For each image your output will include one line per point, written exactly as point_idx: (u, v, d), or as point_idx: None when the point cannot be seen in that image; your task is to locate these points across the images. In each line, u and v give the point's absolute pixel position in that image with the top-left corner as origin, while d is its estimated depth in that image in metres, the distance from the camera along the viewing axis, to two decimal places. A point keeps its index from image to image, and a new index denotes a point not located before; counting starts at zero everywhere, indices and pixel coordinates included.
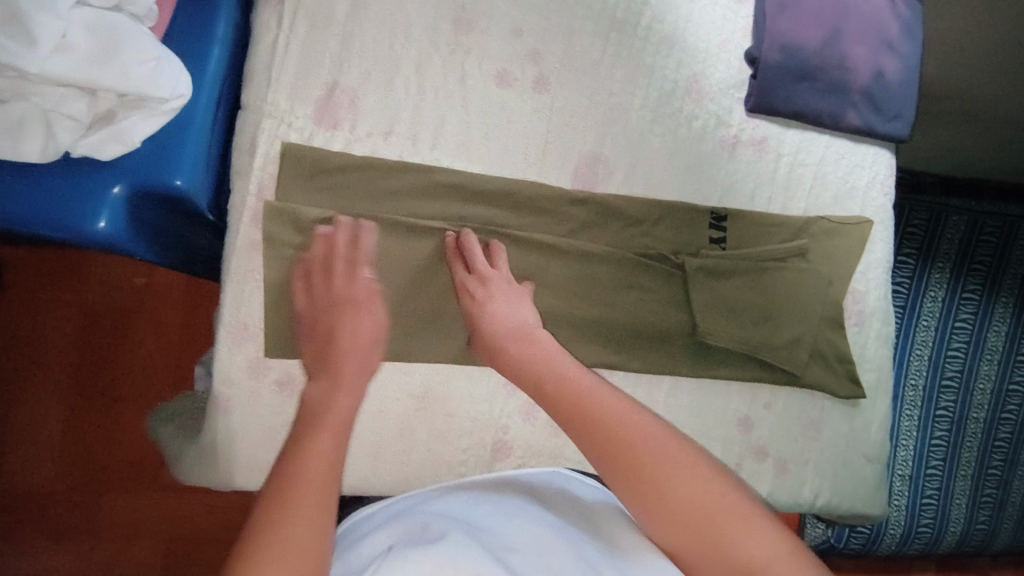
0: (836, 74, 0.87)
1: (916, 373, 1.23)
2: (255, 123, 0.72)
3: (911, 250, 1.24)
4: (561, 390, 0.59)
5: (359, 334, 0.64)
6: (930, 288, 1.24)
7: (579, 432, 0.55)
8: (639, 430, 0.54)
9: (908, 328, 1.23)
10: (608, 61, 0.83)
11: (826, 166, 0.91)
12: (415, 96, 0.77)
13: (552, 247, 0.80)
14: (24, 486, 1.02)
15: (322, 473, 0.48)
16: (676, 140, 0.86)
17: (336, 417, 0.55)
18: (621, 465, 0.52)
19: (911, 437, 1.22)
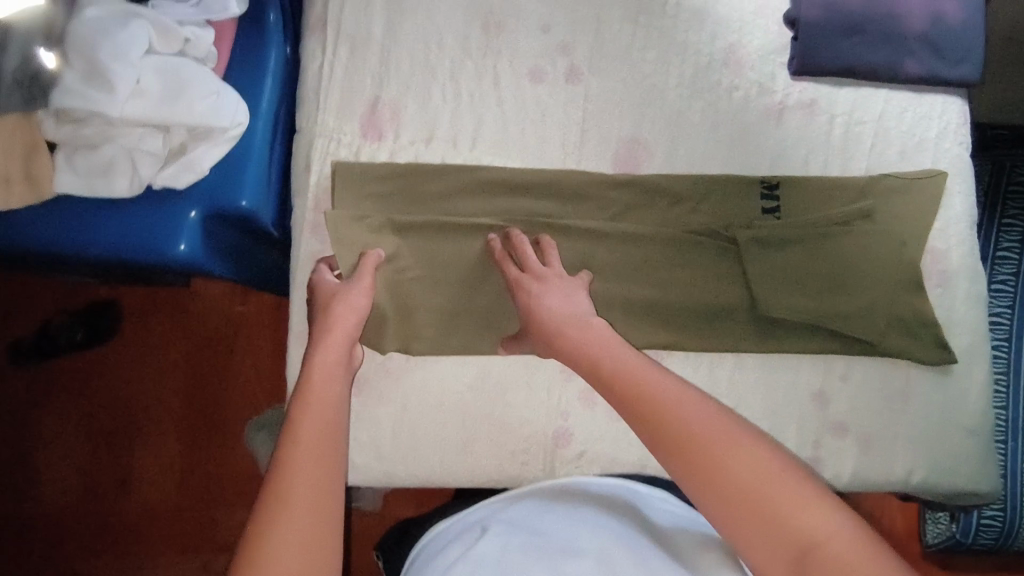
0: (887, 24, 0.83)
1: None
2: (308, 144, 0.78)
3: (1019, 210, 1.11)
4: (612, 371, 0.61)
5: (353, 308, 0.68)
6: None
7: (630, 410, 0.57)
8: (687, 409, 0.54)
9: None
10: (639, 45, 0.84)
11: (887, 121, 0.86)
12: (452, 101, 0.81)
13: (597, 232, 0.80)
14: (151, 503, 1.14)
15: (316, 463, 0.52)
16: (717, 114, 0.84)
17: (323, 404, 0.58)
18: (666, 442, 0.53)
19: None
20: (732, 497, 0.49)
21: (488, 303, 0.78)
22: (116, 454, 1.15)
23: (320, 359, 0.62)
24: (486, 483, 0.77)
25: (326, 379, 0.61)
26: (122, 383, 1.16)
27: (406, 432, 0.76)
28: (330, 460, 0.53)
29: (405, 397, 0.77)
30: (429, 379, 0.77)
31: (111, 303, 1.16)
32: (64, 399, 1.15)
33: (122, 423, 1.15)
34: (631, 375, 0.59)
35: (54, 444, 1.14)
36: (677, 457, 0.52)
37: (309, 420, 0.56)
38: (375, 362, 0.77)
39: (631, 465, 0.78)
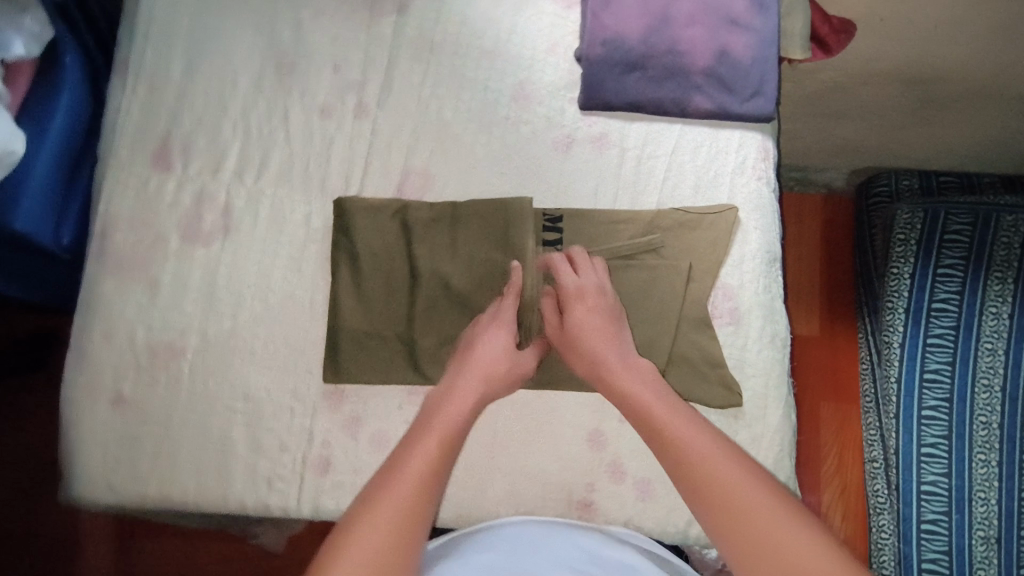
0: (670, 60, 0.83)
1: (986, 406, 1.12)
2: (103, 173, 0.84)
3: (956, 260, 1.16)
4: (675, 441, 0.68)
5: (489, 341, 0.77)
6: (989, 303, 1.13)
7: (676, 471, 0.67)
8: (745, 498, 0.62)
9: (968, 354, 1.13)
10: (429, 82, 0.87)
11: (681, 155, 0.85)
12: (241, 135, 0.85)
13: (371, 264, 0.82)
14: (58, 528, 1.11)
15: (411, 490, 0.67)
16: (503, 146, 0.85)
17: (440, 423, 0.73)
18: (711, 506, 0.63)
19: (990, 470, 1.10)
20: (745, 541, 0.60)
21: (256, 330, 0.81)
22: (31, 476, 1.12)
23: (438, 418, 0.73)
24: (243, 510, 0.78)
25: (458, 405, 0.74)
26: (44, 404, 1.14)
27: (166, 452, 0.79)
28: (425, 492, 0.67)
29: (170, 418, 0.79)
30: (196, 401, 0.79)
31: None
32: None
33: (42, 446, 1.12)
34: (697, 450, 0.67)
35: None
36: (716, 514, 0.63)
37: (409, 459, 0.69)
38: (142, 382, 0.80)
39: None
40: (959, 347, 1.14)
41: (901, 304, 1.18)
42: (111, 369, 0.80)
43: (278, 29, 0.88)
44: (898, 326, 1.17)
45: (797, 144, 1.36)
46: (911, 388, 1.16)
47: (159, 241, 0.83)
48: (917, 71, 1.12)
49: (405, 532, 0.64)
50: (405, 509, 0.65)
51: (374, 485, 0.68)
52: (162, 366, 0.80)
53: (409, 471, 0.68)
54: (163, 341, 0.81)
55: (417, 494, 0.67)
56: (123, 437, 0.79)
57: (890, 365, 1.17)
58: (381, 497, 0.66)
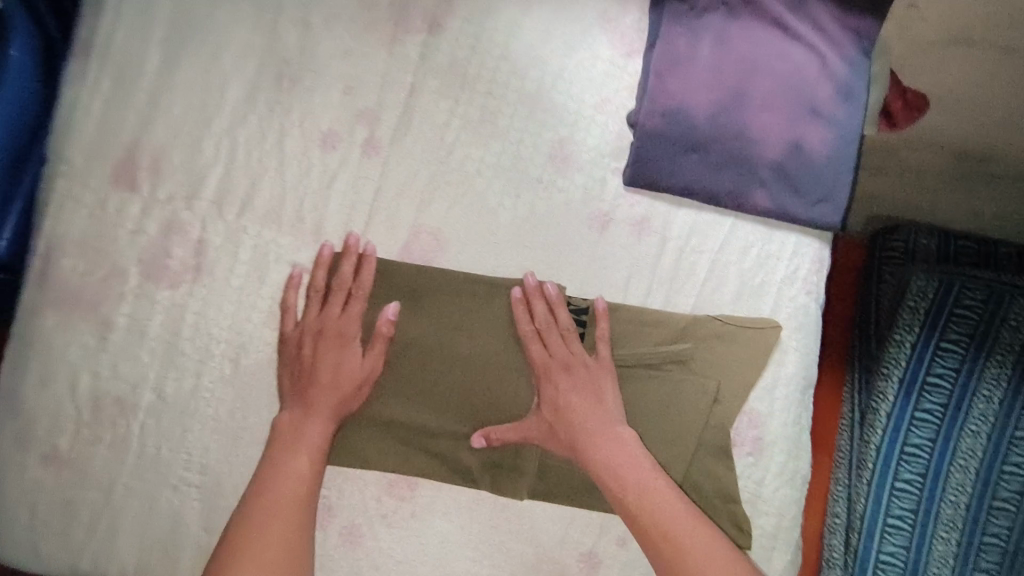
0: (735, 146, 0.72)
1: (956, 490, 0.94)
2: (51, 182, 0.70)
3: (960, 336, 0.96)
4: (634, 491, 0.68)
5: (343, 369, 0.70)
6: (982, 387, 0.94)
7: (650, 541, 0.67)
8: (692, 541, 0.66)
9: (952, 434, 0.95)
10: (455, 124, 0.74)
11: (728, 254, 0.75)
12: (225, 158, 0.72)
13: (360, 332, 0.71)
14: None
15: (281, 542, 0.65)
16: (530, 215, 0.74)
17: (303, 450, 0.68)
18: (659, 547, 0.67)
19: (947, 561, 0.94)
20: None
21: (222, 394, 0.71)
22: None
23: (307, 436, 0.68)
24: None
25: (318, 430, 0.69)
26: None
27: (104, 524, 0.69)
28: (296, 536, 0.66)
29: (111, 483, 0.69)
30: (145, 467, 0.69)
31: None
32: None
33: None
34: (672, 523, 0.67)
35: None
36: None
37: (275, 506, 0.66)
38: (83, 438, 0.69)
39: None
40: (945, 427, 0.95)
41: (897, 373, 0.98)
42: (46, 419, 0.69)
43: (281, 30, 0.73)
44: (888, 394, 0.98)
45: None
46: (889, 457, 0.97)
47: (115, 274, 0.70)
48: (980, 145, 0.99)
49: None
50: (289, 534, 0.65)
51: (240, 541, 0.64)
52: (108, 423, 0.69)
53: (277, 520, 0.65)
54: (110, 394, 0.70)
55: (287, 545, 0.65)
56: (55, 498, 0.68)
57: (872, 431, 0.98)
58: (253, 554, 0.64)
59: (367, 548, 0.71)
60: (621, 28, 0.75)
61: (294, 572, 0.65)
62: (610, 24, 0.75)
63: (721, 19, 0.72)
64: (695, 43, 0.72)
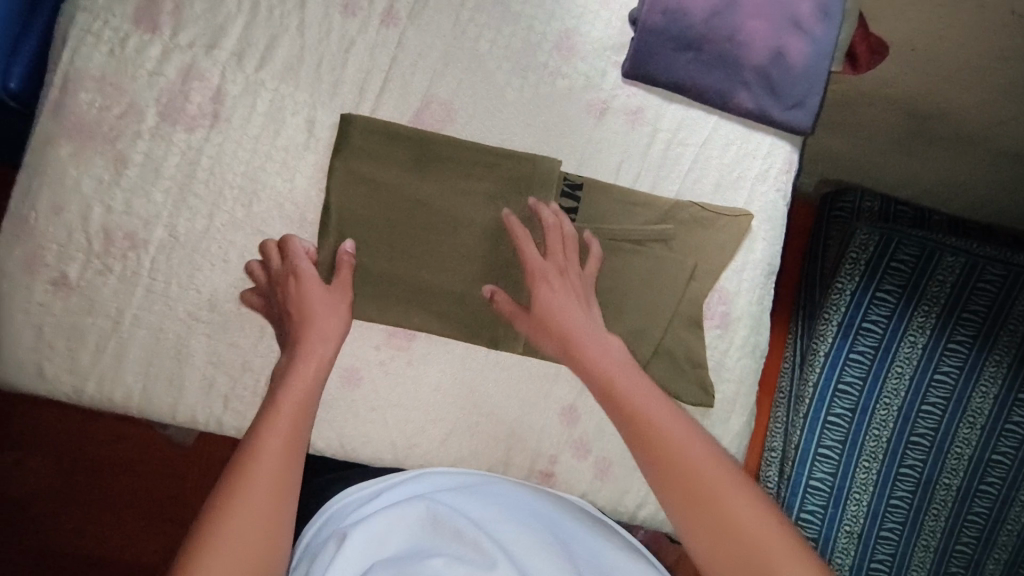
0: (726, 47, 0.79)
1: (880, 424, 1.04)
2: (69, 16, 0.71)
3: (893, 286, 1.04)
4: (623, 378, 0.67)
5: (303, 301, 0.69)
6: (909, 332, 1.03)
7: (630, 434, 0.62)
8: (685, 448, 0.59)
9: (879, 374, 1.04)
10: (471, 4, 0.78)
11: (711, 149, 0.83)
12: (247, 12, 0.74)
13: (377, 190, 0.75)
14: None
15: (272, 478, 0.57)
16: (536, 98, 0.79)
17: (296, 397, 0.64)
18: (636, 436, 0.62)
19: (866, 489, 1.05)
20: (687, 498, 0.57)
21: (234, 237, 0.74)
22: None
23: (307, 349, 0.67)
24: (192, 424, 0.74)
25: (308, 381, 0.65)
26: None
27: (112, 349, 0.72)
28: (285, 475, 0.58)
29: (121, 315, 0.72)
30: (155, 300, 0.72)
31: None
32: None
33: None
34: (659, 414, 0.62)
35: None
36: (667, 484, 0.58)
37: (265, 443, 0.59)
38: (93, 269, 0.71)
39: (355, 439, 0.77)
40: (875, 366, 1.04)
41: (836, 318, 1.05)
42: (55, 248, 0.70)
43: None
44: (828, 335, 1.05)
45: None
46: (825, 394, 1.05)
47: (131, 112, 0.72)
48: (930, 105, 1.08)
49: (269, 526, 0.55)
50: (275, 470, 0.58)
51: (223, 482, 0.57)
52: (119, 257, 0.72)
53: (265, 460, 0.58)
54: (122, 228, 0.72)
55: (275, 484, 0.57)
56: (63, 323, 0.71)
57: (811, 370, 1.06)
58: (238, 490, 0.56)
59: (365, 390, 0.76)
60: None
61: (274, 515, 0.56)
62: None
63: None
64: None
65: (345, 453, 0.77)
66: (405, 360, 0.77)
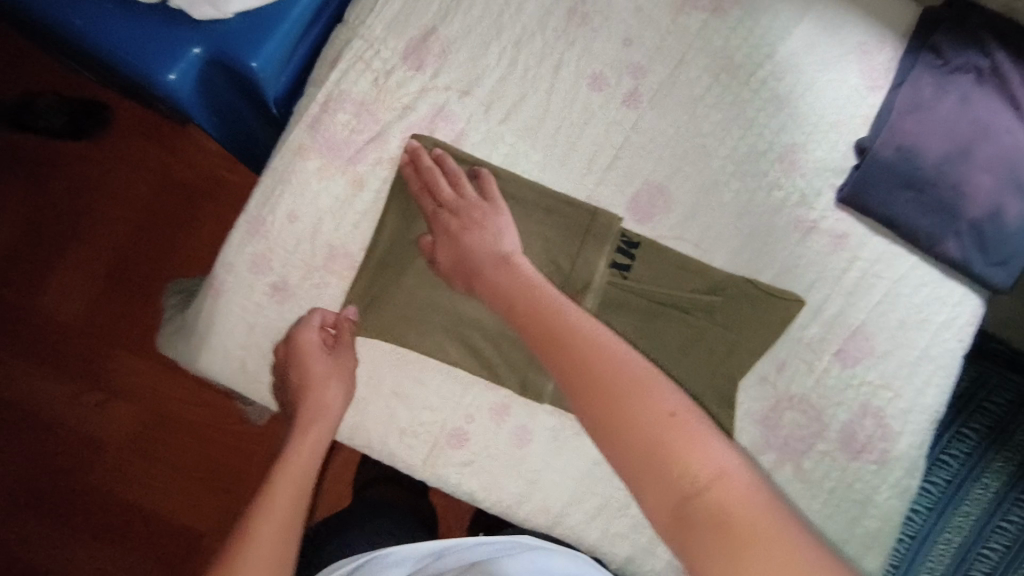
0: (948, 195, 0.80)
1: (937, 557, 1.06)
2: (347, 41, 0.74)
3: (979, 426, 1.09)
4: (598, 361, 0.56)
5: (306, 363, 0.69)
6: (984, 475, 1.08)
7: (624, 438, 0.52)
8: (703, 465, 0.49)
9: (948, 508, 1.07)
10: (709, 100, 0.80)
11: (903, 287, 0.83)
12: (504, 67, 0.76)
13: (567, 272, 0.76)
14: (54, 315, 1.18)
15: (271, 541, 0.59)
16: (749, 203, 0.81)
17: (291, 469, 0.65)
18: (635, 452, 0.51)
19: None
20: (700, 523, 0.48)
21: None
22: (46, 258, 1.19)
23: (301, 433, 0.68)
24: (365, 447, 0.76)
25: (303, 456, 0.66)
26: (84, 197, 1.19)
27: None
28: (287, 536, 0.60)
29: None
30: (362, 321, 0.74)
31: (110, 119, 1.19)
32: (43, 172, 1.20)
33: (64, 226, 1.19)
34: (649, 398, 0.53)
35: (4, 211, 1.19)
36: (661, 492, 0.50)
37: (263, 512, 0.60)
38: (312, 280, 0.74)
39: (509, 495, 0.77)
40: (945, 498, 1.07)
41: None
42: (282, 254, 0.73)
43: None
44: None
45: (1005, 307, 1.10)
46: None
47: (379, 140, 0.74)
48: None
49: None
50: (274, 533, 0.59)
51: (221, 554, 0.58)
52: (337, 274, 0.74)
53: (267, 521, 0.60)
54: (347, 247, 0.74)
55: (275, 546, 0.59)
56: (272, 326, 0.73)
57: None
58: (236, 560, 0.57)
59: (530, 452, 0.76)
60: (872, 63, 0.83)
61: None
62: (863, 57, 0.82)
63: (970, 81, 0.80)
64: (939, 96, 0.80)
65: (496, 506, 0.77)
66: (573, 430, 0.77)
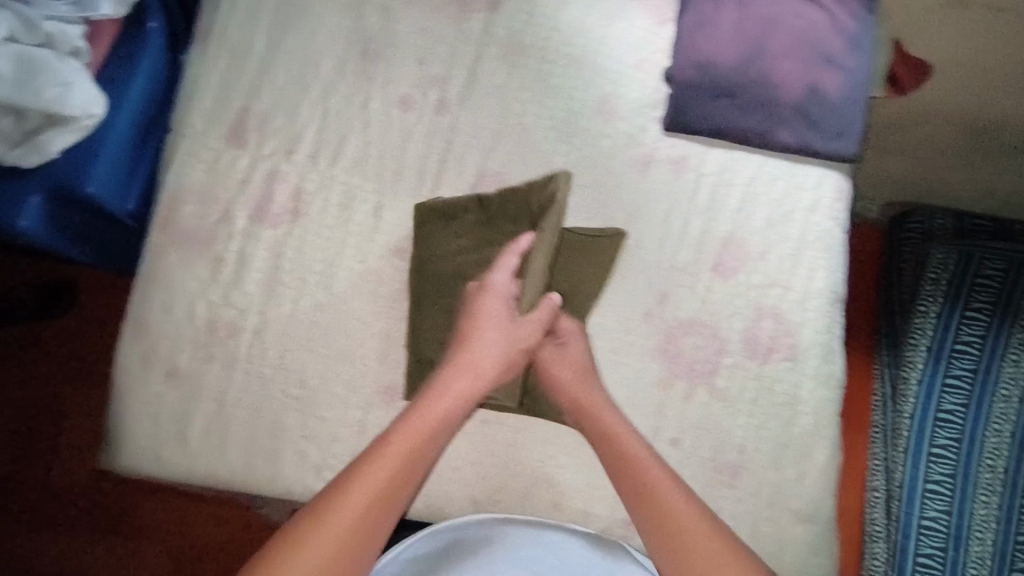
0: (759, 90, 0.82)
1: (994, 452, 1.08)
2: (175, 144, 0.83)
3: (984, 303, 1.11)
4: (605, 440, 0.73)
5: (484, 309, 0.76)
6: (1010, 352, 1.09)
7: (626, 485, 0.69)
8: (684, 504, 0.66)
9: (985, 398, 1.09)
10: (514, 84, 0.85)
11: (757, 187, 0.85)
12: (318, 119, 0.83)
13: (426, 268, 0.82)
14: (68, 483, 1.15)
15: (380, 493, 0.63)
16: (583, 158, 0.84)
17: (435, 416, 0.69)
18: (643, 499, 0.67)
19: (993, 510, 1.07)
20: (674, 539, 0.64)
21: (318, 317, 0.81)
22: (47, 431, 1.16)
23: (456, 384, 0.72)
24: (290, 495, 0.79)
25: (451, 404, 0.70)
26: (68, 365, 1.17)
27: (217, 429, 0.79)
28: (403, 477, 0.65)
29: (223, 396, 0.80)
30: (251, 381, 0.80)
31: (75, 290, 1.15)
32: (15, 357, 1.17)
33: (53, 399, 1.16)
34: (637, 450, 0.71)
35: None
36: (648, 513, 0.66)
37: (386, 456, 0.65)
38: (199, 359, 0.80)
39: (438, 499, 0.79)
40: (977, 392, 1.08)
41: (924, 342, 1.13)
42: (167, 343, 0.80)
43: (365, 12, 0.85)
44: (917, 363, 1.13)
45: (890, 170, 1.20)
46: (924, 425, 1.11)
47: (226, 219, 0.82)
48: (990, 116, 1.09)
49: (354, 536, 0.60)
50: (388, 478, 0.64)
51: (324, 496, 0.62)
52: (220, 345, 0.80)
53: (383, 468, 0.64)
54: (222, 320, 0.81)
55: (387, 500, 0.63)
56: (176, 410, 0.80)
57: (906, 401, 1.13)
58: (343, 493, 0.62)
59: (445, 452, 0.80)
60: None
61: (371, 520, 0.61)
62: None
63: None
64: (720, 8, 0.83)
65: (430, 513, 0.79)
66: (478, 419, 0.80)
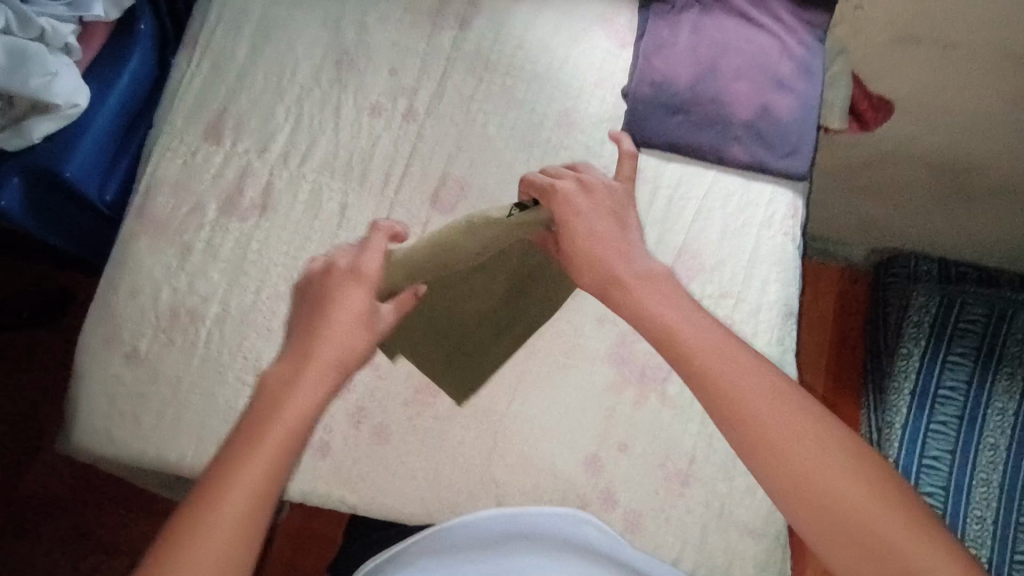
0: (713, 108, 0.86)
1: (985, 497, 1.16)
2: (157, 138, 0.87)
3: (967, 349, 1.23)
4: (689, 342, 0.57)
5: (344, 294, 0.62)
6: (995, 398, 1.19)
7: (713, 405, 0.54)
8: (781, 425, 0.51)
9: (969, 443, 1.19)
10: (479, 97, 0.90)
11: (713, 201, 0.87)
12: (292, 122, 0.88)
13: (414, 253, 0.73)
14: (38, 492, 1.14)
15: (253, 498, 0.49)
16: (544, 166, 0.88)
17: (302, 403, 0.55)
18: (726, 411, 0.53)
19: (983, 549, 1.13)
20: (778, 471, 0.51)
21: (276, 308, 0.82)
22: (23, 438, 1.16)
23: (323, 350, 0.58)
24: None
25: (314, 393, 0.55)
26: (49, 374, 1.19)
27: (170, 415, 0.79)
28: (277, 467, 0.51)
29: (177, 381, 0.80)
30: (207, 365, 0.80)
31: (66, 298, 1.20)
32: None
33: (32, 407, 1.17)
34: (703, 345, 0.56)
35: None
36: (742, 435, 0.52)
37: (255, 455, 0.50)
38: (157, 344, 0.81)
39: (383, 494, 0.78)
40: (960, 435, 1.19)
41: (908, 386, 1.23)
42: (129, 326, 0.81)
43: (342, 27, 0.91)
44: (902, 407, 1.23)
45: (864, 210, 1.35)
46: (909, 472, 1.19)
47: (197, 209, 0.85)
48: (954, 160, 1.16)
49: (246, 539, 0.48)
50: (254, 490, 0.49)
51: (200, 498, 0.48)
52: (181, 330, 0.81)
53: (255, 469, 0.50)
54: (186, 305, 0.82)
55: (257, 506, 0.49)
56: (131, 392, 0.80)
57: (890, 444, 1.22)
58: (228, 490, 0.48)
59: (394, 447, 0.79)
60: (615, 25, 0.92)
61: (258, 521, 0.49)
62: (606, 23, 0.92)
63: (697, 13, 0.89)
64: (676, 32, 0.89)
65: (375, 509, 0.78)
66: (430, 415, 0.80)
